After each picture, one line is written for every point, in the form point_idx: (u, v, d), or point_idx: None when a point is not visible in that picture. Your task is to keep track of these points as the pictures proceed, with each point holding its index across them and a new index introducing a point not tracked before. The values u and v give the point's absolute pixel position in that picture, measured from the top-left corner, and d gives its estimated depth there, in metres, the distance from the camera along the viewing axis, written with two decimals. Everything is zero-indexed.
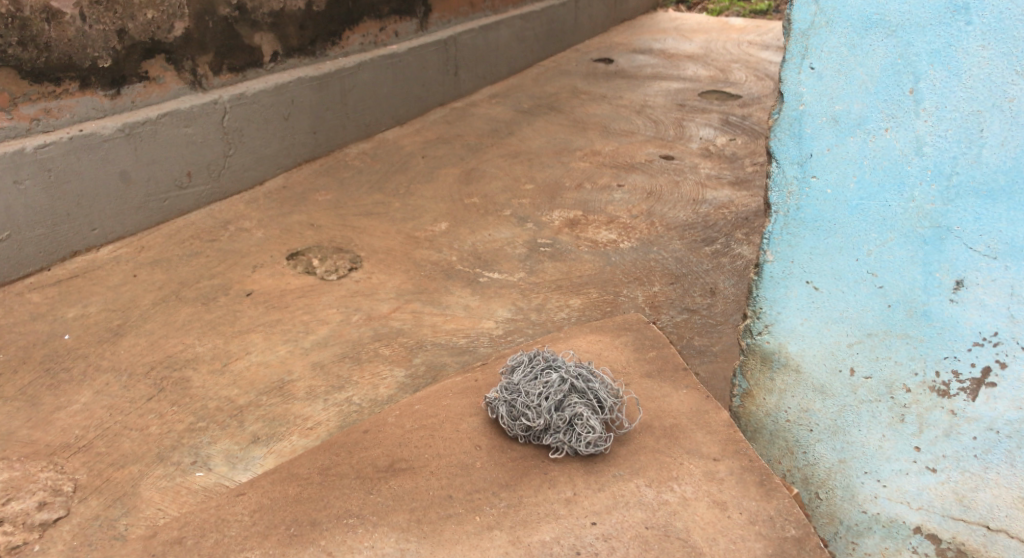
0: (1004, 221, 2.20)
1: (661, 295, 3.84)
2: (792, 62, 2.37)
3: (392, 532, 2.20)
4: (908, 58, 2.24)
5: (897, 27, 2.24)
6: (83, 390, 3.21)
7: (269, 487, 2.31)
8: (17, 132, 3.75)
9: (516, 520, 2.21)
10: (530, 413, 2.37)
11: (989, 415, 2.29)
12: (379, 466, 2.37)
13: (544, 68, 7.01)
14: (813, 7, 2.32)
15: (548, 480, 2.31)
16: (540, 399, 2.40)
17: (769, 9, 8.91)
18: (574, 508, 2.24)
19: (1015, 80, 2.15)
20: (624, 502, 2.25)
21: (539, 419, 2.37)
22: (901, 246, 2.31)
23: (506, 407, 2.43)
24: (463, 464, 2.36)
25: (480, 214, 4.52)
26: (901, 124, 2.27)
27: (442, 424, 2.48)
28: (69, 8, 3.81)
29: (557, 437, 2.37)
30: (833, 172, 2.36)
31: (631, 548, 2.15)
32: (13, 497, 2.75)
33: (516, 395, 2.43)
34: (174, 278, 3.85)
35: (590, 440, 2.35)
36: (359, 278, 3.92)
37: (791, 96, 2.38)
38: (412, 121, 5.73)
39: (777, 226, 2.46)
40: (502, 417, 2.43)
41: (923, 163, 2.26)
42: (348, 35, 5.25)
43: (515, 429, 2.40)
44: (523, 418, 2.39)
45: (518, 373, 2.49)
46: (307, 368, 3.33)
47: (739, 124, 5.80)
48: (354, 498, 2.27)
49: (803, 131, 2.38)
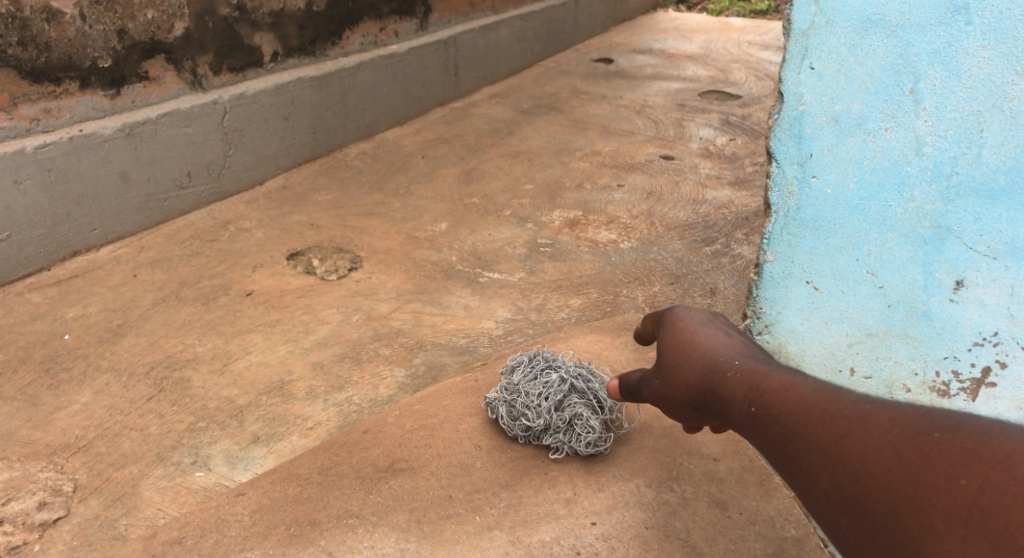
0: (1004, 221, 2.20)
1: (661, 295, 3.84)
2: (792, 62, 2.36)
3: (392, 532, 2.17)
4: (909, 58, 2.24)
5: (897, 27, 2.23)
6: (83, 390, 3.21)
7: (269, 487, 2.32)
8: (17, 132, 3.74)
9: (516, 521, 2.20)
10: (530, 413, 2.38)
11: (990, 415, 2.29)
12: (379, 467, 2.36)
13: (544, 68, 7.02)
14: (813, 7, 2.31)
15: (548, 480, 2.31)
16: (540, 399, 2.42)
17: (769, 9, 8.93)
18: (574, 508, 2.23)
19: (1015, 81, 2.15)
20: (625, 502, 2.25)
21: (539, 419, 2.38)
22: (902, 246, 2.31)
23: (504, 408, 2.44)
24: (463, 464, 2.36)
25: (479, 214, 4.52)
26: (901, 124, 2.27)
27: (442, 424, 2.49)
28: (69, 8, 3.81)
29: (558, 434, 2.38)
30: (833, 172, 2.36)
31: (631, 548, 2.13)
32: (13, 497, 2.75)
33: (517, 397, 2.45)
34: (174, 278, 3.85)
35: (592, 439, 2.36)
36: (359, 278, 3.92)
37: (791, 96, 2.38)
38: (412, 121, 5.74)
39: (777, 226, 2.44)
40: (502, 419, 2.43)
41: (923, 163, 2.26)
42: (348, 35, 5.26)
43: (515, 428, 2.40)
44: (522, 418, 2.40)
45: (518, 378, 2.51)
46: (308, 368, 3.33)
47: (739, 124, 5.80)
48: (354, 498, 2.26)
49: (803, 131, 2.38)
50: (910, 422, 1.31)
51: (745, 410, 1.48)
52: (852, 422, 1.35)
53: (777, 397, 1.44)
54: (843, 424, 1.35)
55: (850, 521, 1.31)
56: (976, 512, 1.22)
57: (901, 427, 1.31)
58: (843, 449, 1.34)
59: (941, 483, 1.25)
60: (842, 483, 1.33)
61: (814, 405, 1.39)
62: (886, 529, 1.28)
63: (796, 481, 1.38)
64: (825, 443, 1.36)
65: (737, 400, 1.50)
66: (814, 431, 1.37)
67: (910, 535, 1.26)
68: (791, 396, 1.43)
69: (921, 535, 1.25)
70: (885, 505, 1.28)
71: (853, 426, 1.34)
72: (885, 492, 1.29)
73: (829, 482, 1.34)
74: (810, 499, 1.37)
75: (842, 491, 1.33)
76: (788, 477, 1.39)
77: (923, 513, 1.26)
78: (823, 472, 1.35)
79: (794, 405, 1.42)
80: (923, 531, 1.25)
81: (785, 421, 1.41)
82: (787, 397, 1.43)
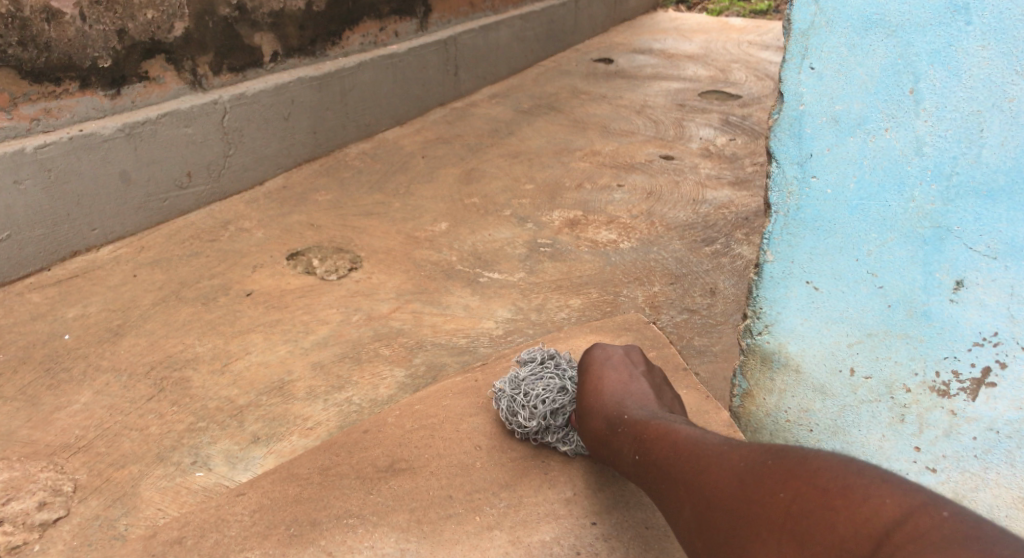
0: (1004, 221, 2.20)
1: (662, 295, 3.84)
2: (792, 62, 2.34)
3: (392, 532, 2.17)
4: (908, 58, 2.22)
5: (897, 27, 2.22)
6: (83, 389, 3.21)
7: (269, 487, 2.31)
8: (17, 132, 3.74)
9: (516, 521, 2.20)
10: (524, 415, 2.37)
11: (990, 415, 2.30)
12: (379, 466, 2.36)
13: (544, 68, 7.02)
14: (814, 7, 2.28)
15: (548, 480, 2.30)
16: (539, 397, 2.38)
17: (769, 9, 8.93)
18: (574, 508, 2.23)
19: (1015, 80, 2.14)
20: (625, 502, 2.24)
21: (532, 422, 2.36)
22: (902, 246, 2.31)
23: (506, 402, 2.43)
24: (463, 464, 2.36)
25: (479, 214, 4.52)
26: (901, 125, 2.26)
27: (442, 424, 2.49)
28: (69, 8, 3.81)
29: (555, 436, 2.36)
30: (833, 172, 2.35)
31: (631, 548, 2.13)
32: (13, 497, 2.75)
33: (517, 393, 2.43)
34: (175, 278, 3.85)
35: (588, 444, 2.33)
36: (359, 278, 3.92)
37: (791, 96, 2.36)
38: (412, 121, 5.74)
39: (777, 226, 2.44)
40: (503, 413, 2.43)
41: (923, 163, 2.25)
42: (348, 35, 5.27)
43: (514, 426, 2.40)
44: (518, 419, 2.38)
45: (523, 369, 2.48)
46: (308, 368, 3.33)
47: (739, 124, 5.81)
48: (354, 498, 2.26)
49: (803, 131, 2.36)
50: (749, 463, 1.80)
51: (632, 451, 2.07)
52: (708, 462, 1.87)
53: (656, 445, 2.01)
54: (698, 464, 1.88)
55: (705, 538, 1.82)
56: (790, 523, 1.69)
57: (742, 465, 1.81)
58: (703, 483, 1.85)
59: (767, 501, 1.73)
60: (697, 507, 1.84)
61: (677, 449, 1.95)
62: (729, 540, 1.77)
63: (662, 505, 1.93)
64: (683, 476, 1.89)
65: (627, 444, 2.09)
66: (680, 468, 1.91)
67: (743, 542, 1.75)
68: (665, 442, 1.99)
69: (752, 542, 1.73)
70: (726, 522, 1.78)
71: (709, 464, 1.86)
72: (729, 512, 1.78)
73: (689, 507, 1.86)
74: (675, 518, 1.90)
75: (700, 514, 1.83)
76: (656, 501, 1.96)
77: (753, 524, 1.74)
78: (686, 500, 1.87)
79: (668, 449, 1.97)
80: (753, 539, 1.73)
81: (657, 460, 1.98)
82: (661, 443, 2.00)
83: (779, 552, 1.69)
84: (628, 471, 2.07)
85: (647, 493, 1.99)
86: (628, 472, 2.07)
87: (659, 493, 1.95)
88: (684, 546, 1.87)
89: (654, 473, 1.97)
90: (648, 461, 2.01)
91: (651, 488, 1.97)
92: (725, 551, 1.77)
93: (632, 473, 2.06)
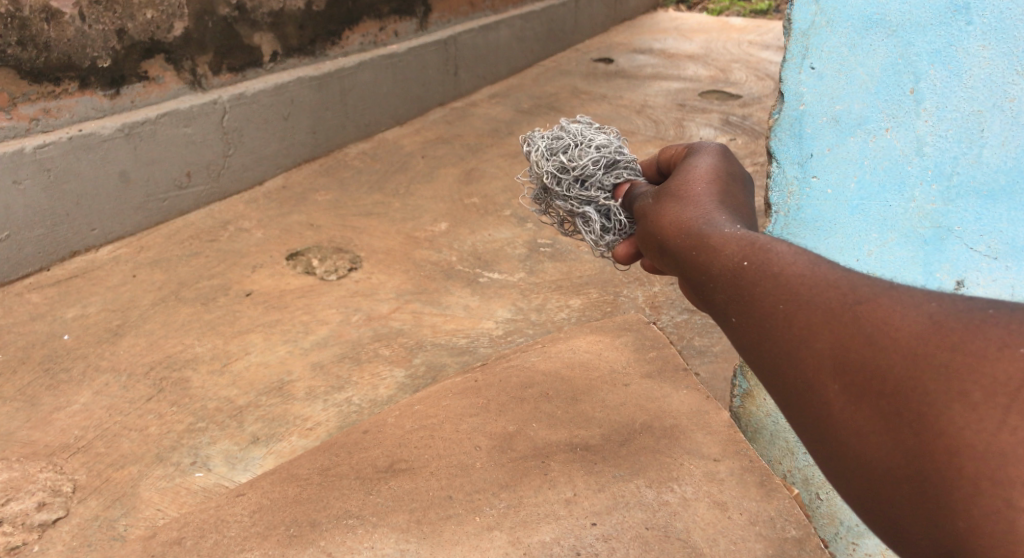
0: (1005, 221, 2.00)
1: (662, 295, 3.83)
2: (792, 62, 2.18)
3: (391, 533, 1.94)
4: (908, 58, 2.04)
5: (897, 27, 2.03)
6: (83, 390, 3.20)
7: (269, 487, 2.10)
8: (17, 132, 3.73)
9: (517, 521, 1.95)
10: (573, 153, 1.84)
11: None
12: (378, 467, 2.13)
13: (544, 68, 7.01)
14: (813, 6, 2.11)
15: (548, 480, 2.05)
16: (592, 144, 1.85)
17: (769, 9, 8.92)
18: (574, 508, 1.97)
19: (1015, 80, 1.94)
20: (625, 502, 1.98)
21: (579, 165, 1.83)
22: (901, 246, 2.14)
23: (546, 141, 1.89)
24: (462, 464, 2.11)
25: (479, 214, 4.51)
26: (902, 124, 2.08)
27: (442, 424, 2.24)
28: (69, 8, 3.81)
29: (585, 197, 1.82)
30: (833, 172, 2.19)
31: (631, 549, 1.87)
32: (13, 497, 2.74)
33: (567, 135, 1.89)
34: (174, 278, 3.85)
35: (615, 227, 1.79)
36: (359, 278, 3.91)
37: (791, 96, 2.20)
38: (412, 121, 5.73)
39: (777, 226, 2.29)
40: (534, 152, 1.88)
41: (923, 163, 2.07)
42: (348, 35, 5.28)
43: (543, 165, 1.85)
44: (561, 157, 1.85)
45: (581, 119, 1.96)
46: (308, 368, 3.33)
47: (739, 124, 5.80)
48: (354, 498, 2.03)
49: (803, 131, 2.20)
50: (956, 300, 1.00)
51: (727, 263, 1.17)
52: (871, 287, 1.04)
53: (779, 254, 1.13)
54: (851, 282, 1.06)
55: (852, 388, 1.02)
56: None
57: (940, 299, 1.01)
58: (860, 311, 1.03)
59: (993, 356, 0.95)
60: (845, 340, 1.03)
61: (817, 262, 1.10)
62: (905, 399, 0.99)
63: (762, 335, 1.10)
64: (822, 299, 1.06)
65: (720, 252, 1.19)
66: (816, 287, 1.07)
67: (932, 406, 0.97)
68: (794, 254, 1.12)
69: (953, 409, 0.96)
70: (904, 374, 0.99)
71: (874, 290, 1.04)
72: (911, 357, 0.99)
73: (827, 338, 1.04)
74: (781, 354, 1.08)
75: (845, 354, 1.03)
76: (749, 331, 1.12)
77: (960, 382, 0.96)
78: (825, 327, 1.05)
79: (795, 262, 1.11)
80: (954, 403, 0.96)
81: (773, 268, 1.12)
82: (788, 252, 1.13)
83: (1003, 432, 0.93)
84: (702, 295, 1.20)
85: (734, 320, 1.14)
86: (704, 291, 1.20)
87: (759, 319, 1.11)
88: (794, 400, 1.07)
89: (763, 289, 1.12)
90: (758, 277, 1.13)
91: (746, 312, 1.13)
92: (893, 410, 1.00)
93: (716, 291, 1.18)
